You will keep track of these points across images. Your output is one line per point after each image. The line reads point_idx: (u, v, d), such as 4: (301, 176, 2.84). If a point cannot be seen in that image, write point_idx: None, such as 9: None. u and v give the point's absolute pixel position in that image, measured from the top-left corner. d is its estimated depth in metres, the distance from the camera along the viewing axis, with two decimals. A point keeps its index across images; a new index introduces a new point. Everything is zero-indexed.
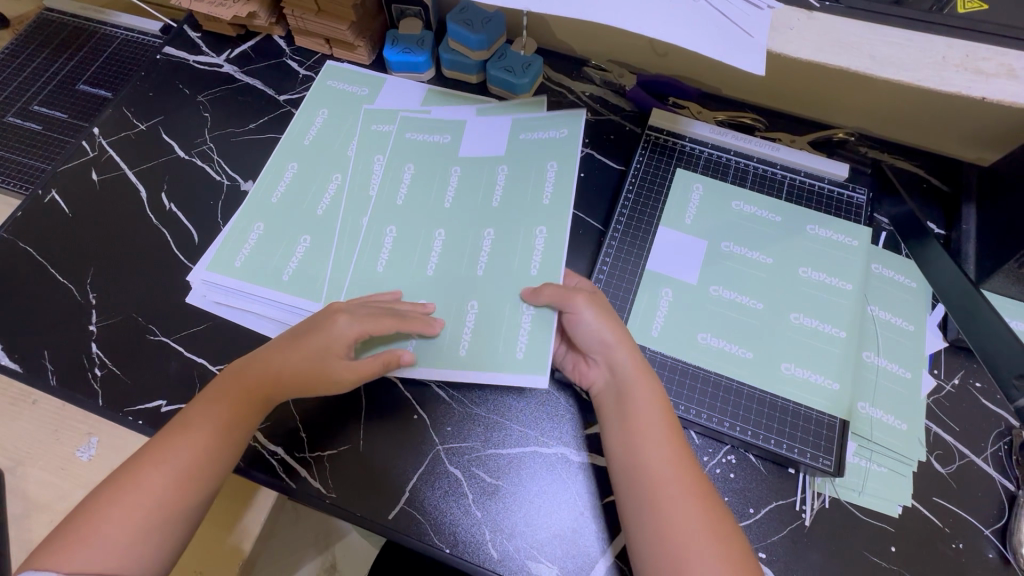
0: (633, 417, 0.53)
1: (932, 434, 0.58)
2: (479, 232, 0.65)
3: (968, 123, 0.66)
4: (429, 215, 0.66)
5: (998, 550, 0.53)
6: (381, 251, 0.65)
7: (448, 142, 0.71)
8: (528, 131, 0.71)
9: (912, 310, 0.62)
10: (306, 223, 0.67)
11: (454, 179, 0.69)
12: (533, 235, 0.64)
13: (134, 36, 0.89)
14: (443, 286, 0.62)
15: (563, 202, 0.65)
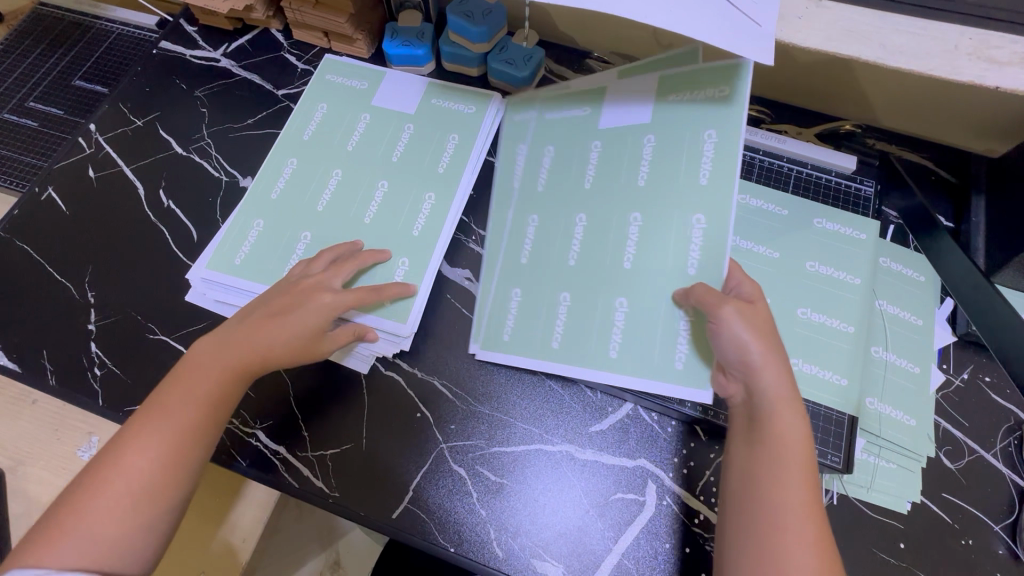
0: (776, 443, 0.48)
1: (941, 429, 0.57)
2: (619, 216, 0.61)
3: (978, 114, 0.65)
4: (566, 201, 0.63)
5: (1007, 546, 0.53)
6: (369, 203, 0.66)
7: (585, 118, 0.66)
8: (678, 92, 0.61)
9: (920, 305, 0.61)
10: (307, 219, 0.66)
11: (593, 156, 0.64)
12: (689, 221, 0.58)
13: (129, 30, 0.88)
14: (586, 275, 0.60)
15: (720, 183, 0.57)
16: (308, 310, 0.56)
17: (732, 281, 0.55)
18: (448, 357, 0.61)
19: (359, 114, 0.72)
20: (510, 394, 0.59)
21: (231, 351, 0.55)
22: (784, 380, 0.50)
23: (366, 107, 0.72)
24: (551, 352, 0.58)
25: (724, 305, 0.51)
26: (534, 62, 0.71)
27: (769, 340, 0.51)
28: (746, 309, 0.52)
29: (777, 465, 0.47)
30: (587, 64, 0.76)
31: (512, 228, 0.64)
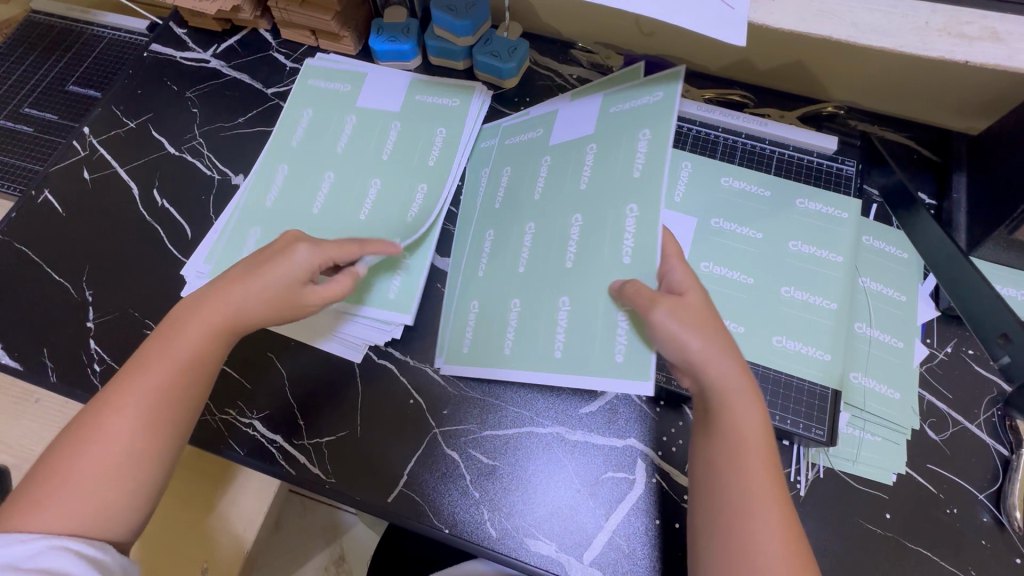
0: (731, 434, 0.48)
1: (926, 402, 0.58)
2: (562, 220, 0.61)
3: (956, 92, 0.66)
4: (523, 213, 0.64)
5: (992, 514, 0.54)
6: (364, 200, 0.68)
7: (540, 135, 0.68)
8: (619, 104, 0.64)
9: (904, 281, 0.62)
10: (300, 219, 0.67)
11: (544, 169, 0.66)
12: (623, 211, 0.58)
13: (120, 35, 0.90)
14: (538, 277, 0.60)
15: (654, 172, 0.58)
16: (268, 279, 0.55)
17: (666, 268, 0.54)
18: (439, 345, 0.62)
19: (347, 115, 0.73)
20: (495, 381, 0.60)
21: (210, 320, 0.55)
22: (734, 370, 0.50)
23: (350, 108, 0.74)
24: (504, 358, 0.59)
25: (657, 305, 0.50)
26: (519, 54, 0.72)
27: (706, 331, 0.50)
28: (679, 304, 0.50)
29: (733, 455, 0.48)
30: (572, 54, 0.77)
31: (474, 244, 0.66)
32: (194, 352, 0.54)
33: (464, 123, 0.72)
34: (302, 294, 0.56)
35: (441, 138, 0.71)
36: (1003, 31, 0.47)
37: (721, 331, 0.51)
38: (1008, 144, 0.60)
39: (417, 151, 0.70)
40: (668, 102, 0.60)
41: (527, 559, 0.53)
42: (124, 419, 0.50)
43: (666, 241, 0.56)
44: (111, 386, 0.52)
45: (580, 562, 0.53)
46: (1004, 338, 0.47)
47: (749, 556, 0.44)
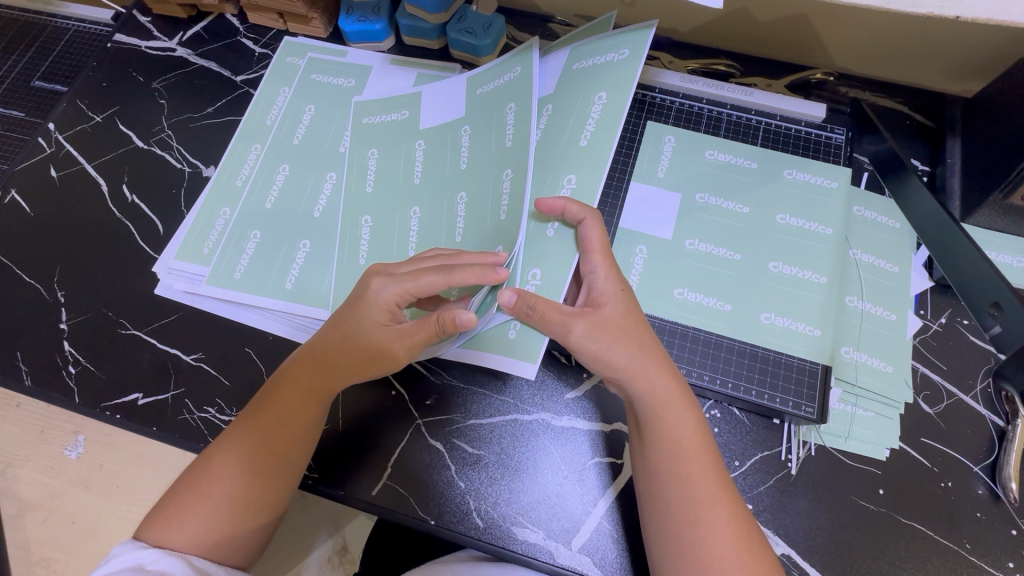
0: (670, 441, 0.48)
1: (919, 375, 0.56)
2: (500, 178, 0.55)
3: (949, 53, 0.63)
4: (457, 178, 0.58)
5: (988, 486, 0.52)
6: (360, 242, 0.60)
7: (407, 118, 0.64)
8: (583, 59, 0.58)
9: (896, 252, 0.60)
10: (306, 227, 0.63)
11: (511, 118, 0.57)
12: (560, 180, 0.55)
13: (85, 26, 0.87)
14: (465, 231, 0.56)
15: (603, 144, 0.54)
16: (346, 322, 0.52)
17: (589, 269, 0.51)
18: None
19: (305, 106, 0.70)
20: (478, 368, 0.59)
21: (324, 360, 0.52)
22: (664, 380, 0.49)
23: (310, 98, 0.71)
24: (510, 345, 0.55)
25: (572, 326, 0.49)
26: (495, 30, 0.69)
27: (625, 339, 0.49)
28: (598, 320, 0.49)
29: (672, 465, 0.47)
30: (551, 27, 0.75)
31: (424, 217, 0.59)
32: (298, 405, 0.52)
33: (423, 108, 0.64)
34: (398, 331, 0.51)
35: (402, 120, 0.65)
36: None
37: (635, 328, 0.50)
38: (1001, 108, 0.58)
39: (400, 169, 0.62)
40: (525, 77, 0.57)
41: (514, 548, 0.52)
42: (245, 449, 0.51)
43: (591, 230, 0.51)
44: (226, 434, 0.53)
45: (569, 549, 0.52)
46: (994, 307, 0.47)
47: (701, 557, 0.45)
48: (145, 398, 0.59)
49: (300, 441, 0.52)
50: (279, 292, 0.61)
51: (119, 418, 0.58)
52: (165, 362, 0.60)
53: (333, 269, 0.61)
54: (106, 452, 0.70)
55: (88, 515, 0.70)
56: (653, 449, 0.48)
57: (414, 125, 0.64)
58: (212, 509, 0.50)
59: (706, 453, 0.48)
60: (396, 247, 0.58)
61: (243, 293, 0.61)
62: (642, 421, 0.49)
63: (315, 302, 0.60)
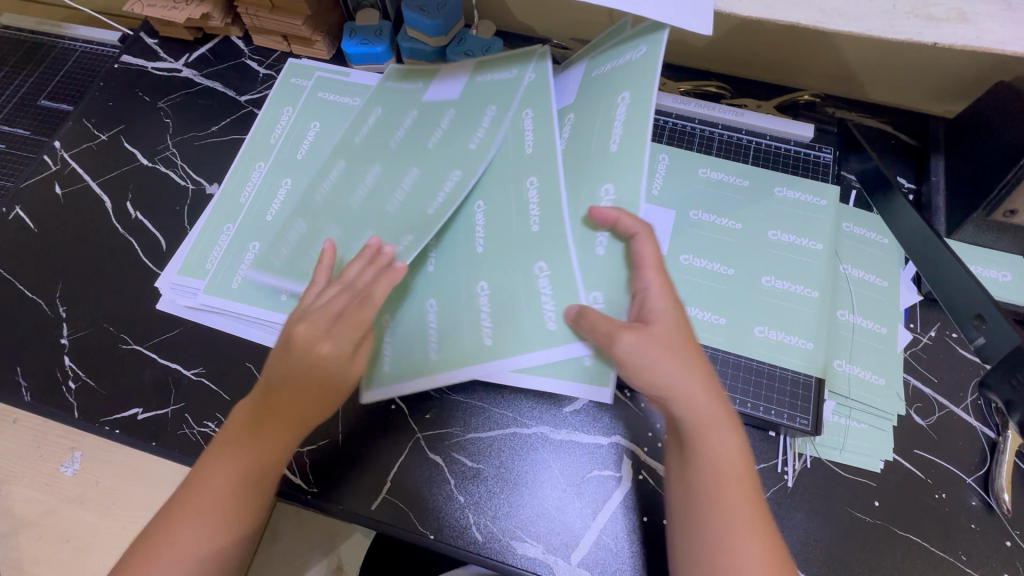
0: (715, 461, 0.47)
1: (911, 387, 0.58)
2: (519, 182, 0.58)
3: (930, 77, 0.66)
4: (487, 185, 0.60)
5: (981, 498, 0.53)
6: (327, 182, 0.63)
7: (418, 88, 0.67)
8: (602, 66, 0.59)
9: (884, 266, 0.61)
10: (335, 216, 0.61)
11: (528, 123, 0.60)
12: (599, 191, 0.55)
13: (91, 47, 0.88)
14: (507, 254, 0.57)
15: (631, 146, 0.53)
16: (293, 313, 0.54)
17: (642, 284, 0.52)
18: None
19: (308, 124, 0.72)
20: (478, 382, 0.60)
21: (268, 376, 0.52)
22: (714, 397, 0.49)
23: (315, 115, 0.73)
24: (586, 371, 0.54)
25: (618, 336, 0.49)
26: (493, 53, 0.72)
27: (674, 358, 0.49)
28: (646, 335, 0.49)
29: (716, 487, 0.46)
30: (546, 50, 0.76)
31: (473, 258, 0.58)
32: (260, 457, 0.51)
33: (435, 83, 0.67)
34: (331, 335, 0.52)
35: (412, 89, 0.68)
36: (970, 11, 0.46)
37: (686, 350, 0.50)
38: (982, 128, 0.60)
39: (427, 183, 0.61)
40: (541, 78, 0.62)
41: (513, 563, 0.52)
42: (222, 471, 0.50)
43: (645, 246, 0.52)
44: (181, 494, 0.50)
45: (567, 563, 0.52)
46: (978, 318, 0.48)
47: None
48: (145, 413, 0.59)
49: (272, 453, 0.51)
50: (287, 277, 0.60)
51: (119, 432, 0.58)
52: (166, 377, 0.61)
53: (311, 262, 0.60)
54: (102, 469, 0.70)
55: (82, 533, 0.69)
56: (690, 468, 0.48)
57: (418, 97, 0.66)
58: (196, 535, 0.48)
59: (748, 478, 0.47)
60: (359, 206, 0.61)
61: (239, 304, 0.61)
62: (685, 439, 0.49)
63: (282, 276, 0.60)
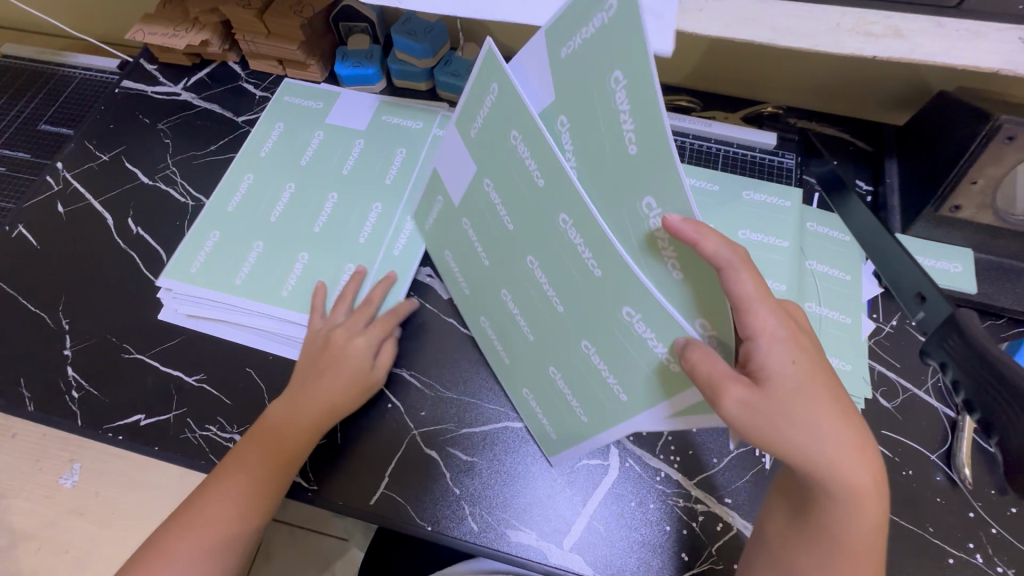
0: (825, 526, 0.40)
1: (876, 372, 0.62)
2: (557, 220, 0.43)
3: (877, 87, 0.72)
4: (535, 231, 0.47)
5: (945, 473, 0.57)
6: (320, 212, 0.70)
7: (418, 128, 0.75)
8: (564, 42, 0.40)
9: (847, 262, 0.66)
10: (304, 241, 0.68)
11: (521, 149, 0.45)
12: (644, 211, 0.38)
13: (92, 74, 0.92)
14: (596, 309, 0.44)
15: (656, 140, 0.34)
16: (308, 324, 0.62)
17: (762, 323, 0.37)
18: (420, 352, 0.64)
19: (313, 131, 0.75)
20: (471, 379, 0.63)
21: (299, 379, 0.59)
22: (844, 449, 0.37)
23: (280, 117, 0.77)
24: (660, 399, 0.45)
25: (717, 389, 0.36)
26: None
27: (791, 415, 0.36)
28: (753, 389, 0.36)
29: (820, 548, 0.41)
30: None
31: (562, 321, 0.49)
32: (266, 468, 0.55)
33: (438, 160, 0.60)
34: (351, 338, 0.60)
35: (413, 129, 0.75)
36: (904, 28, 0.52)
37: (815, 398, 0.37)
38: (927, 133, 0.66)
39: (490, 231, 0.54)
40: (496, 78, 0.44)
41: (508, 550, 0.55)
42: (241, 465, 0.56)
43: (742, 283, 0.36)
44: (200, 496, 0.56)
45: (560, 549, 0.55)
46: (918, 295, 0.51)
47: None
48: (147, 418, 0.61)
49: (289, 449, 0.56)
50: (273, 298, 0.64)
51: (122, 439, 0.60)
52: (167, 384, 0.63)
53: (298, 267, 0.66)
54: (102, 479, 0.71)
55: (79, 545, 0.69)
56: (814, 537, 0.41)
57: (406, 137, 0.75)
58: (219, 518, 0.55)
59: (880, 545, 0.40)
60: (350, 236, 0.68)
61: (237, 299, 0.64)
62: (812, 502, 0.40)
63: (265, 295, 0.65)
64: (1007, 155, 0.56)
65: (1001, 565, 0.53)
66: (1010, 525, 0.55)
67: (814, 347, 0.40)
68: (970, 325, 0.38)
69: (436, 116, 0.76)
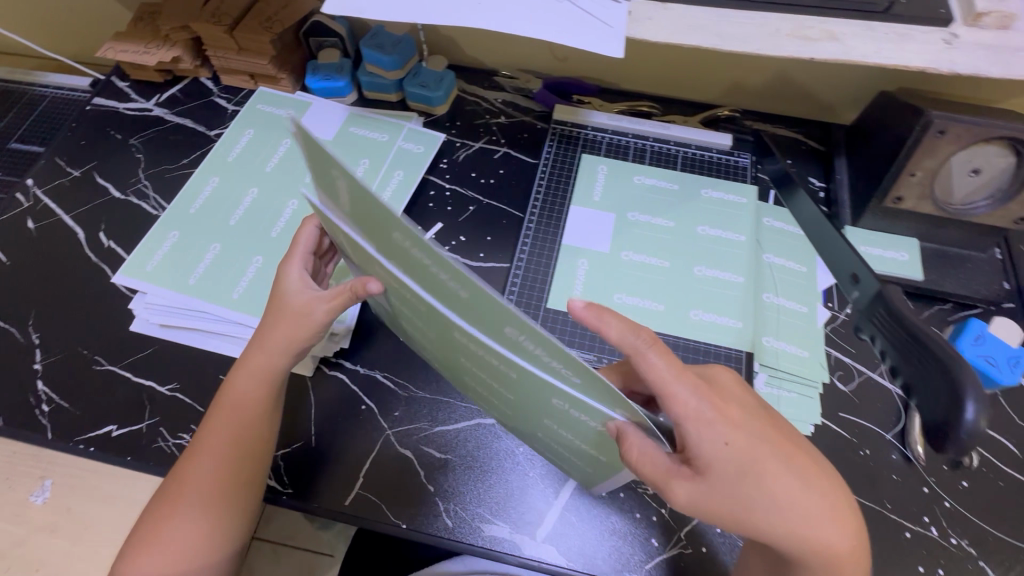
0: None
1: (833, 358, 0.64)
2: (460, 339, 0.43)
3: (825, 90, 0.77)
4: (445, 338, 0.45)
5: (900, 452, 0.60)
6: (279, 217, 0.71)
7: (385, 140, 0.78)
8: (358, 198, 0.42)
9: (801, 254, 0.69)
10: (261, 244, 0.69)
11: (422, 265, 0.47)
12: (511, 335, 0.37)
13: (63, 92, 0.93)
14: (529, 398, 0.44)
15: (470, 284, 0.35)
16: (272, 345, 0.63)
17: (677, 395, 0.40)
18: (393, 355, 0.65)
19: (281, 140, 0.77)
20: (444, 380, 0.64)
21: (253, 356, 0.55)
22: (808, 517, 0.40)
23: (249, 124, 0.79)
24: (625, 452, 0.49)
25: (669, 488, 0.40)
26: (446, 83, 0.80)
27: (747, 505, 0.39)
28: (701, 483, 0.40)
29: None
30: (496, 81, 0.85)
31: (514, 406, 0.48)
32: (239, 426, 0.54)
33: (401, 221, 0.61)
34: (314, 304, 0.53)
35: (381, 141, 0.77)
36: (838, 33, 0.56)
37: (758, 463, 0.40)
38: (871, 130, 0.70)
39: (426, 338, 0.50)
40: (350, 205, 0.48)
41: (482, 544, 0.56)
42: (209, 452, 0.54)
43: (651, 362, 0.41)
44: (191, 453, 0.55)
45: (532, 540, 0.56)
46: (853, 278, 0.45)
47: None
48: (119, 429, 0.61)
49: (257, 429, 0.55)
50: (225, 300, 0.65)
51: (93, 450, 0.60)
52: (140, 394, 0.63)
53: (252, 270, 0.67)
54: (75, 495, 0.70)
55: (51, 562, 0.68)
56: None
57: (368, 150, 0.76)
58: (191, 513, 0.52)
59: None
60: None
61: (192, 298, 0.65)
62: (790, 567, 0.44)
63: (218, 294, 0.65)
64: (941, 148, 0.60)
65: (954, 536, 0.56)
66: (962, 498, 0.57)
67: (747, 413, 0.43)
68: (893, 298, 0.39)
69: (408, 128, 0.79)
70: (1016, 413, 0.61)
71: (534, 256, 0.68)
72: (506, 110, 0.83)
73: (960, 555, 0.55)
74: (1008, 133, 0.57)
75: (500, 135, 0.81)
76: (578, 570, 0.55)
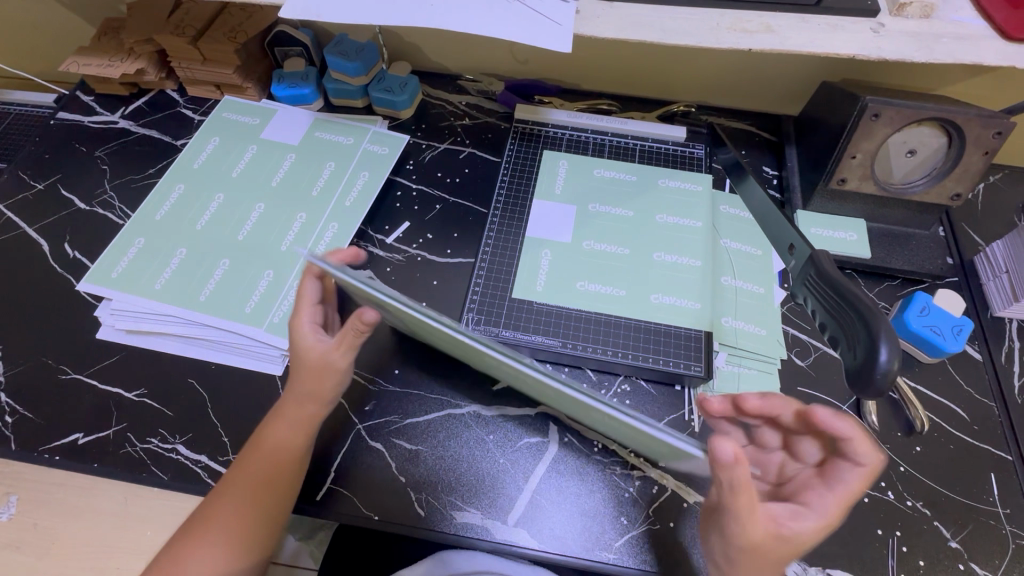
0: None
1: (790, 335, 0.67)
2: (484, 351, 0.45)
3: (774, 83, 0.80)
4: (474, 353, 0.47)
5: (856, 422, 0.62)
6: (246, 221, 0.72)
7: (349, 144, 0.79)
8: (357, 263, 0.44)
9: (756, 238, 0.72)
10: (227, 247, 0.70)
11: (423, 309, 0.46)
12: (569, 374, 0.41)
13: (27, 109, 0.92)
14: (570, 403, 0.45)
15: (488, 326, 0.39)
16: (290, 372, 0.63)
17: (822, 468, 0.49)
18: (363, 352, 0.66)
19: (247, 146, 0.78)
20: (414, 373, 0.65)
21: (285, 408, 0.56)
22: None
23: (215, 132, 0.80)
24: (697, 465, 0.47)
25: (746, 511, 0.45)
26: (410, 88, 0.81)
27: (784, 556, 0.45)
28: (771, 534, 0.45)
29: None
30: (460, 85, 0.88)
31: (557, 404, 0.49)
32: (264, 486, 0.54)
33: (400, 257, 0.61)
34: (334, 359, 0.55)
35: (345, 144, 0.79)
36: (774, 25, 0.57)
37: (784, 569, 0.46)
38: (815, 119, 0.73)
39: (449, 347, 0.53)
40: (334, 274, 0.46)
41: (453, 530, 0.56)
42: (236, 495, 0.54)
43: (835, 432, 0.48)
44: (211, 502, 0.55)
45: (503, 525, 0.57)
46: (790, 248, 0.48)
47: None
48: (85, 437, 0.61)
49: (290, 476, 0.54)
50: (192, 303, 0.65)
51: (59, 459, 0.59)
52: (106, 401, 0.63)
53: (218, 273, 0.68)
54: (40, 510, 0.68)
55: None
56: None
57: (333, 153, 0.78)
58: (214, 547, 0.53)
59: None
60: (272, 241, 0.70)
61: (157, 302, 0.65)
62: None
63: (183, 297, 0.66)
64: (878, 131, 0.63)
65: (909, 498, 0.58)
66: (916, 462, 0.60)
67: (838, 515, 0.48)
68: (822, 262, 0.43)
69: (372, 132, 0.80)
70: (964, 379, 0.64)
71: (499, 248, 0.70)
72: (470, 112, 0.85)
73: (915, 517, 0.57)
74: (938, 115, 0.61)
75: (465, 136, 0.83)
76: (550, 552, 0.55)
